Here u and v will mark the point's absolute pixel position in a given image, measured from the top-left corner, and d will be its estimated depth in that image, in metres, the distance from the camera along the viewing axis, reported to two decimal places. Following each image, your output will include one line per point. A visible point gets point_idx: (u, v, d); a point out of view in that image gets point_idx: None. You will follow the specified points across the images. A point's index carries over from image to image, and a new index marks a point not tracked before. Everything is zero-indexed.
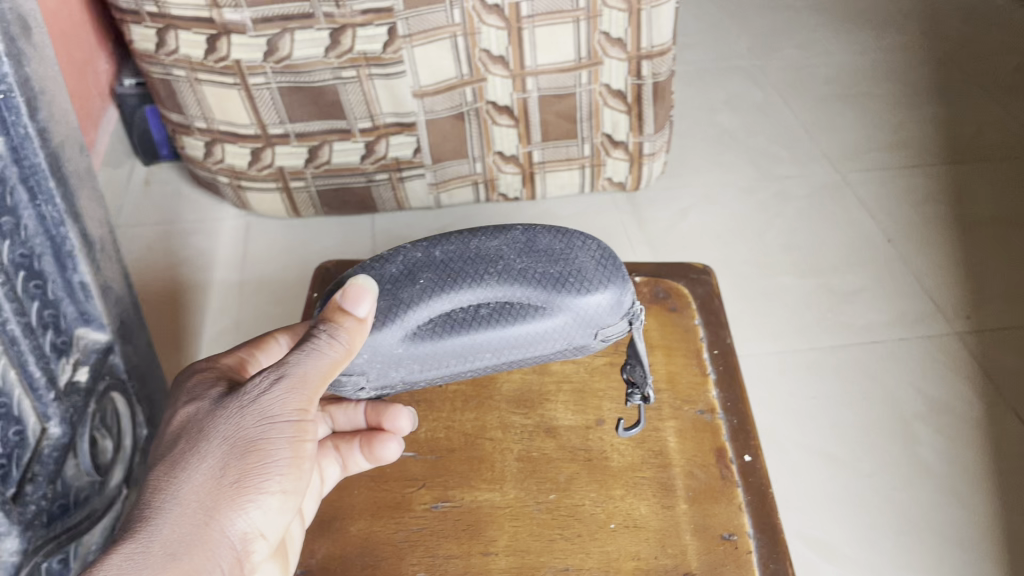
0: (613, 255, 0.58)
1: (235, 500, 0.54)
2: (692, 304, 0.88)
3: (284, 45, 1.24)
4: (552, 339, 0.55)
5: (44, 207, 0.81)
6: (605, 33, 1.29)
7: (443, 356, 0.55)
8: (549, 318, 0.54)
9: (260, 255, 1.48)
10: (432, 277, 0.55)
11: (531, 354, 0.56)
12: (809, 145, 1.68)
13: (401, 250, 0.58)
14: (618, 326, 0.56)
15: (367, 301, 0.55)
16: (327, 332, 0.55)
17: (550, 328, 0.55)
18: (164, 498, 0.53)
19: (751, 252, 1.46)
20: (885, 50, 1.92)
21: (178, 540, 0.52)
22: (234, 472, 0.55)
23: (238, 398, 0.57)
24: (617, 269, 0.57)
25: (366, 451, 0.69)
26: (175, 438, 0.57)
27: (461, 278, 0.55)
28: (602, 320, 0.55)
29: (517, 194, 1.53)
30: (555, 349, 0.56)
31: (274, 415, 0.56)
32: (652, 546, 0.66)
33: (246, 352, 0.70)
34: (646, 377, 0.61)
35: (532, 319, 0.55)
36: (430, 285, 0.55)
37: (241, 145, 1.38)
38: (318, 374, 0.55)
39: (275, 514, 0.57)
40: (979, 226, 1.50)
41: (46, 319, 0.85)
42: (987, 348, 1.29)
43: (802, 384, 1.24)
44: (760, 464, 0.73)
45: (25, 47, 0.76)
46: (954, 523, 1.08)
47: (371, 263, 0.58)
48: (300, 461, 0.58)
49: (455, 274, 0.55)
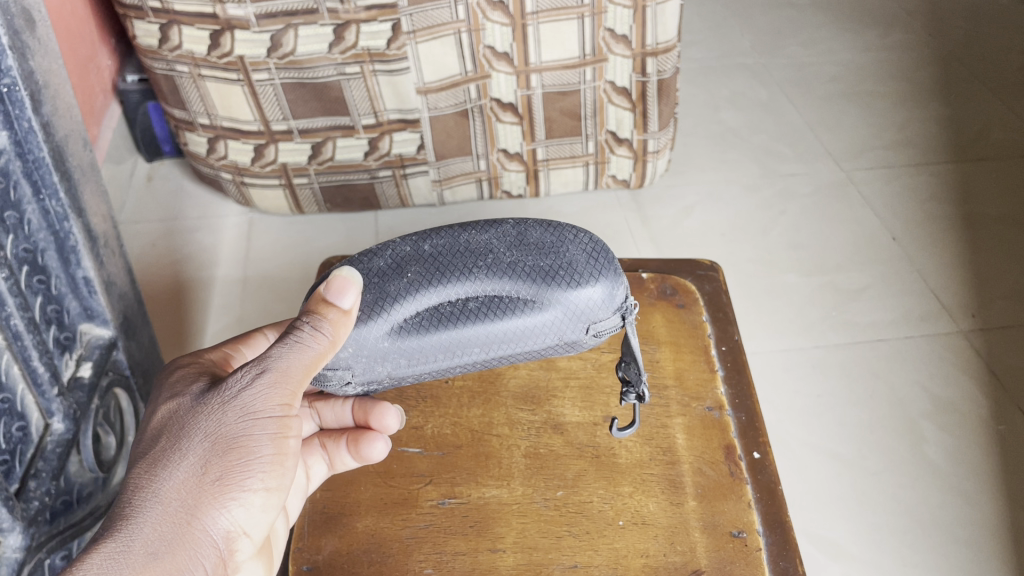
0: (606, 250, 0.57)
1: (217, 498, 0.54)
2: (699, 300, 0.87)
3: (288, 41, 1.23)
4: (543, 333, 0.55)
5: (48, 202, 0.80)
6: (610, 30, 1.29)
7: (431, 350, 0.54)
8: (538, 312, 0.54)
9: (263, 252, 1.47)
10: (420, 270, 0.55)
11: (521, 349, 0.56)
12: (813, 143, 1.68)
13: (390, 245, 0.58)
14: (610, 321, 0.56)
15: (351, 293, 0.54)
16: (310, 325, 0.54)
17: (540, 321, 0.54)
18: (144, 497, 0.53)
19: (755, 249, 1.46)
20: (888, 48, 1.91)
21: (158, 541, 0.52)
22: (216, 470, 0.54)
23: (220, 393, 0.56)
24: (609, 263, 0.57)
25: (352, 450, 0.67)
26: (155, 434, 0.56)
27: (449, 272, 0.55)
28: (593, 314, 0.55)
29: (521, 191, 1.52)
30: (545, 344, 0.56)
31: (256, 411, 0.55)
32: (661, 543, 0.66)
33: (231, 348, 0.69)
34: (641, 376, 0.59)
35: (522, 313, 0.54)
36: (417, 279, 0.54)
37: (244, 141, 1.38)
38: (301, 369, 0.55)
39: (258, 511, 0.57)
40: (983, 224, 1.49)
41: (49, 314, 0.84)
42: (992, 347, 1.28)
43: (807, 382, 1.24)
44: (769, 461, 0.73)
45: (29, 40, 0.76)
46: (961, 522, 1.08)
47: (358, 257, 0.58)
48: (283, 457, 0.57)
49: (444, 267, 0.55)
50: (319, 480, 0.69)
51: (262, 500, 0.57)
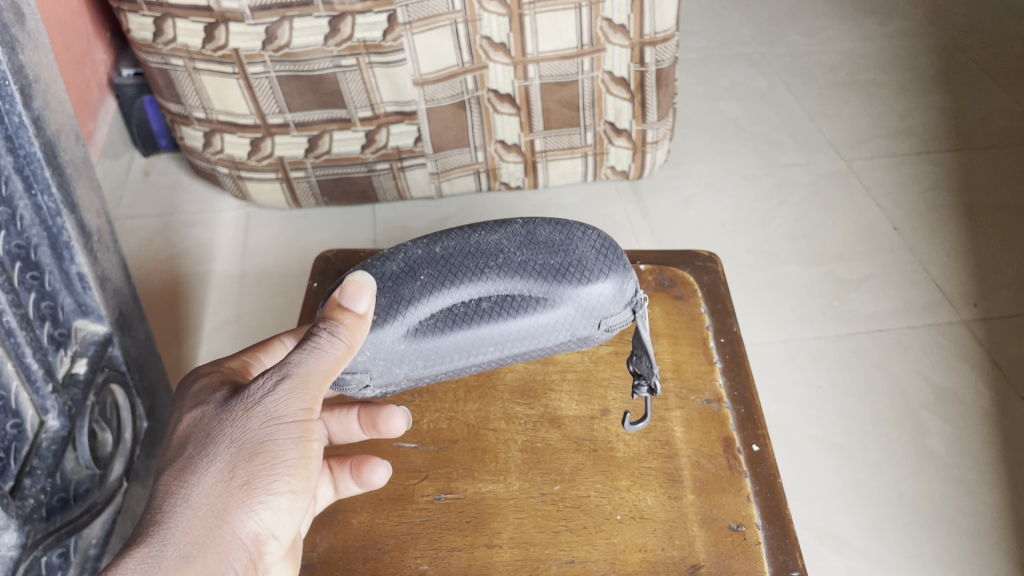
0: (614, 245, 0.57)
1: (245, 502, 0.52)
2: (698, 292, 0.86)
3: (282, 33, 1.22)
4: (561, 328, 0.54)
5: (41, 197, 0.80)
6: (607, 20, 1.28)
7: (446, 352, 0.54)
8: (551, 309, 0.54)
9: (260, 247, 1.46)
10: (432, 273, 0.55)
11: (535, 347, 0.56)
12: (813, 133, 1.66)
13: (401, 248, 0.58)
14: (622, 316, 0.56)
15: (365, 297, 0.54)
16: (326, 331, 0.53)
17: (553, 319, 0.54)
18: (173, 503, 0.51)
19: (756, 240, 1.45)
20: (889, 36, 1.90)
21: (189, 545, 0.50)
22: (243, 474, 0.52)
23: (244, 398, 0.54)
24: (618, 258, 0.56)
25: (355, 475, 0.65)
26: (181, 443, 0.54)
27: (461, 273, 0.55)
28: (605, 309, 0.55)
29: (519, 183, 1.51)
30: (558, 341, 0.56)
31: (279, 415, 0.53)
32: (659, 537, 0.66)
33: (249, 356, 0.68)
34: (652, 369, 0.59)
35: (535, 311, 0.54)
36: (430, 281, 0.54)
37: (240, 135, 1.37)
38: (321, 372, 0.53)
39: (286, 515, 0.55)
40: (985, 212, 1.48)
41: (43, 311, 0.84)
42: (994, 336, 1.28)
43: (807, 372, 1.23)
44: (768, 454, 0.72)
45: (19, 34, 0.75)
46: (962, 513, 1.07)
47: (371, 262, 0.58)
48: (309, 460, 0.55)
49: (455, 269, 0.55)
50: (326, 500, 0.67)
51: (289, 502, 0.55)
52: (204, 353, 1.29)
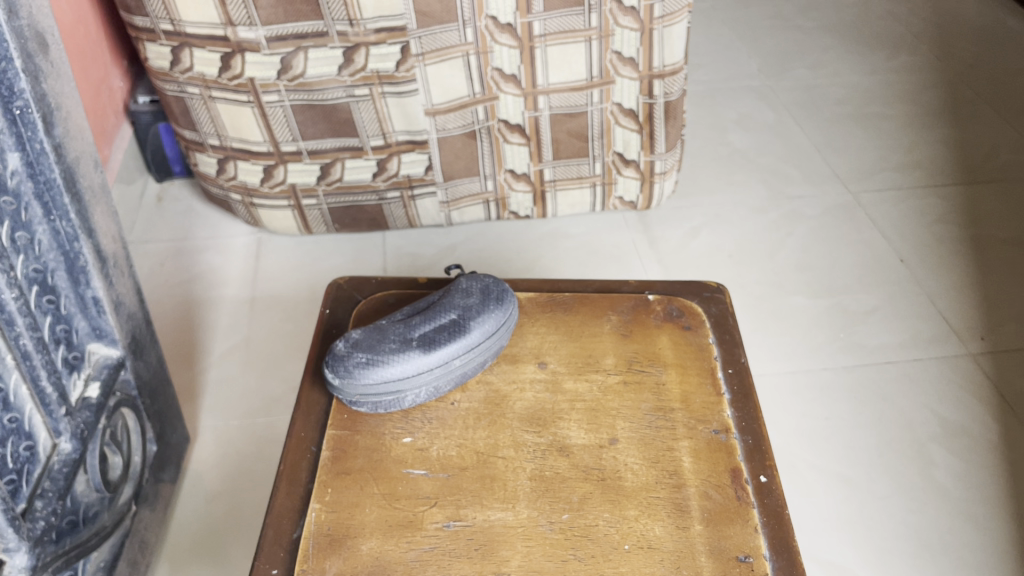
0: (499, 300, 0.80)
1: None
2: (706, 323, 0.87)
3: (298, 63, 1.25)
4: (485, 329, 0.78)
5: (58, 222, 0.81)
6: (616, 53, 1.30)
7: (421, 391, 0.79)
8: (474, 360, 0.78)
9: (271, 271, 1.48)
10: (376, 389, 0.75)
11: (472, 371, 0.79)
12: (820, 165, 1.68)
13: (355, 364, 0.76)
14: (507, 329, 0.81)
15: None
16: None
17: (477, 360, 0.79)
18: None
19: (763, 271, 1.46)
20: (896, 71, 1.92)
21: None
22: None
23: None
24: (502, 309, 0.80)
25: None
26: None
27: (395, 382, 0.75)
28: (498, 339, 0.80)
29: (528, 213, 1.52)
30: (486, 358, 0.80)
31: None
32: (667, 566, 0.66)
33: None
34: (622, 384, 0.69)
35: (464, 365, 0.78)
36: (374, 392, 0.76)
37: (253, 162, 1.39)
38: None
39: None
40: (991, 246, 1.49)
41: (58, 334, 0.85)
42: (1002, 369, 1.28)
43: (815, 404, 1.23)
44: (776, 485, 0.73)
45: (42, 63, 0.76)
46: (970, 548, 1.06)
47: (348, 372, 0.76)
48: None
49: (391, 383, 0.75)
50: None
51: None
52: (214, 378, 1.29)
